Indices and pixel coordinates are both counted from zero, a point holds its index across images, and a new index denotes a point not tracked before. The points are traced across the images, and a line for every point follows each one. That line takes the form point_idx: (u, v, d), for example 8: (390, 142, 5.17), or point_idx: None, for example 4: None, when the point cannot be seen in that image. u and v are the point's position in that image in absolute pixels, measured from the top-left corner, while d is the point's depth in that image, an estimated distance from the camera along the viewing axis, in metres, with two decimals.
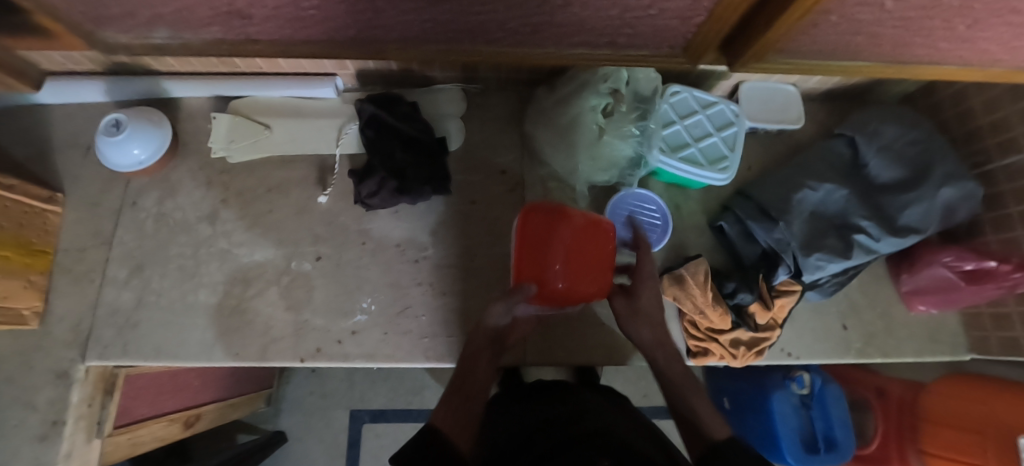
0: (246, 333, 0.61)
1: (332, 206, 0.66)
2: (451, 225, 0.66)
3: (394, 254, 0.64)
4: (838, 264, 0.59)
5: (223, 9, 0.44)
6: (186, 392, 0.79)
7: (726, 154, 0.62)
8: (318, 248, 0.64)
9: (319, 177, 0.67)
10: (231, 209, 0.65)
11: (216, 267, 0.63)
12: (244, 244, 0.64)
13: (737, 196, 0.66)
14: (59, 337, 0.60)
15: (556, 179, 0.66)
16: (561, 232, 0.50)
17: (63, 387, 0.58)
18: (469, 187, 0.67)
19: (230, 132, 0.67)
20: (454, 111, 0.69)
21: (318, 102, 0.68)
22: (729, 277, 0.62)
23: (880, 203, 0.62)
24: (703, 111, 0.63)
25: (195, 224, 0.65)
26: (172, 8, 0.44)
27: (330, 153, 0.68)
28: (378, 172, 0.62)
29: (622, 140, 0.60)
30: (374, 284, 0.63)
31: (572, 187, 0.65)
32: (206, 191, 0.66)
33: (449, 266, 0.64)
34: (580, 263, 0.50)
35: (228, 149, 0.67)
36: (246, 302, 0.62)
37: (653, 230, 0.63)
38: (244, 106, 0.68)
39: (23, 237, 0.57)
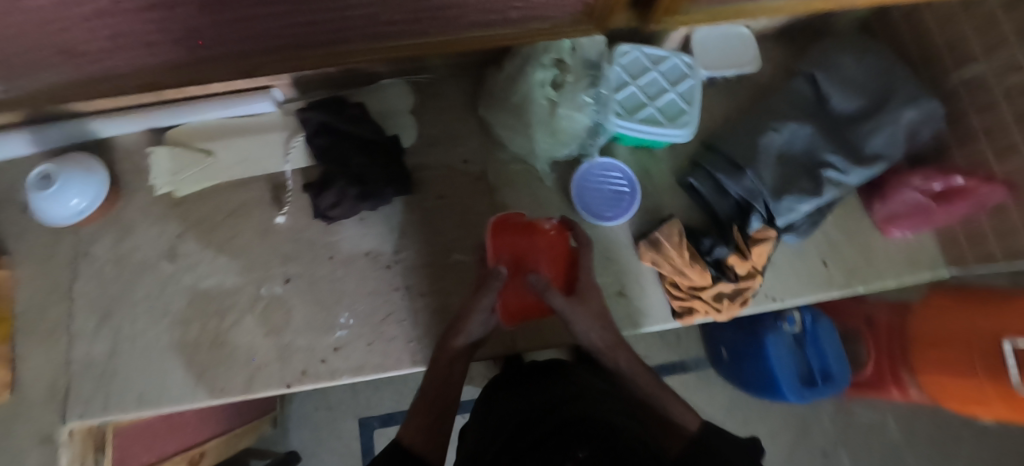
0: (228, 367, 0.59)
1: (291, 224, 0.63)
2: (418, 224, 0.63)
3: (365, 264, 0.62)
4: (810, 203, 0.59)
5: (124, 31, 0.41)
6: (183, 433, 0.78)
7: (685, 109, 0.60)
8: (285, 269, 0.61)
9: (273, 196, 0.63)
10: (187, 244, 0.63)
11: (184, 306, 0.61)
12: (208, 279, 0.62)
13: (704, 149, 0.65)
14: (33, 403, 0.58)
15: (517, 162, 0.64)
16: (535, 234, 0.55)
17: (49, 452, 0.57)
18: (431, 182, 0.64)
19: (171, 165, 0.63)
20: (406, 106, 0.66)
21: (259, 118, 0.65)
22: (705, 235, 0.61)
23: (844, 135, 0.61)
24: (655, 68, 0.61)
25: (153, 264, 0.62)
26: (67, 37, 0.40)
27: (280, 169, 0.64)
28: (332, 181, 0.59)
29: (577, 111, 0.57)
30: (349, 297, 0.61)
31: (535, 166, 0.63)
32: (158, 228, 0.63)
33: (424, 267, 0.62)
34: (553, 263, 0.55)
35: (171, 183, 0.63)
36: (220, 336, 0.60)
37: (622, 200, 0.61)
38: (181, 136, 0.64)
39: None
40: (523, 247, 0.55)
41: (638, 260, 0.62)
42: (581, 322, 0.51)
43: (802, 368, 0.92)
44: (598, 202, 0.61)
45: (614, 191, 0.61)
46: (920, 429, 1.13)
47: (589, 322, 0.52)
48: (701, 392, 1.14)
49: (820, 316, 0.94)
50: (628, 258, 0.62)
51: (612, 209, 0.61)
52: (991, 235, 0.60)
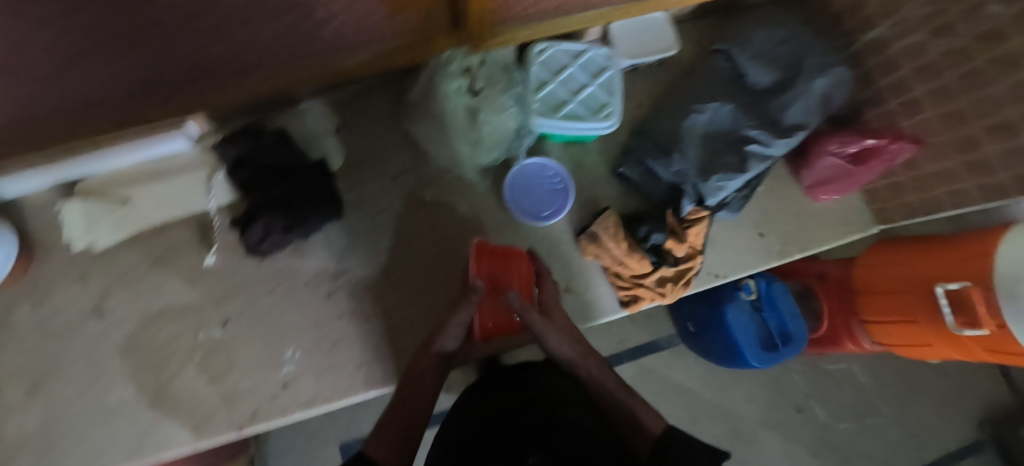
0: (176, 417, 0.57)
1: (222, 263, 0.61)
2: (357, 246, 0.62)
3: (306, 294, 0.60)
4: (738, 180, 0.60)
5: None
6: None
7: (606, 101, 0.60)
8: (222, 311, 0.59)
9: (200, 237, 0.62)
10: (115, 299, 0.60)
11: (120, 364, 0.58)
12: (141, 333, 0.59)
13: (633, 136, 0.65)
14: None
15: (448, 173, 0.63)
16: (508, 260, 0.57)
17: None
18: (365, 202, 0.63)
19: (85, 219, 0.58)
20: (327, 127, 0.63)
21: (176, 159, 0.61)
22: (645, 220, 0.61)
23: (764, 108, 0.63)
24: (573, 63, 0.61)
25: (81, 325, 0.59)
26: None
27: (205, 207, 0.62)
28: (257, 216, 0.57)
29: (500, 114, 0.56)
30: (294, 330, 0.59)
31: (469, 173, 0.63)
32: (82, 286, 0.60)
33: (368, 289, 0.61)
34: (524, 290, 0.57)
35: (89, 237, 0.59)
36: (163, 388, 0.57)
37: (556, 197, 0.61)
38: (92, 187, 0.59)
39: None
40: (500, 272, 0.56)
41: (581, 255, 0.62)
42: (553, 337, 0.54)
43: (763, 332, 0.94)
44: (534, 203, 0.61)
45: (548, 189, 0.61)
46: (884, 375, 1.18)
47: (559, 336, 0.54)
48: (675, 367, 1.16)
49: (774, 281, 0.97)
50: (572, 255, 0.62)
51: (549, 207, 0.61)
52: (909, 188, 0.62)
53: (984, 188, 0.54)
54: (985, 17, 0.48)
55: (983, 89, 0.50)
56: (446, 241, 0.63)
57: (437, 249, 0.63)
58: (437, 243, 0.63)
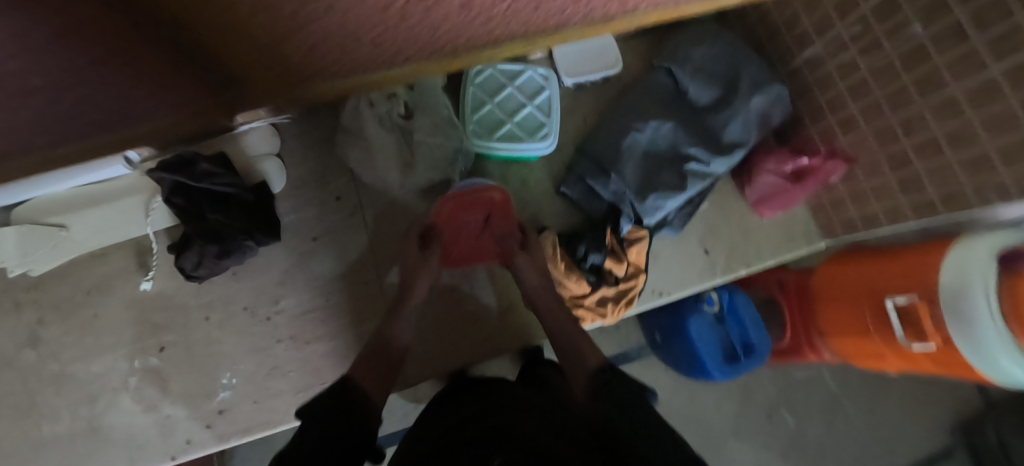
0: (111, 446, 0.57)
1: (160, 289, 0.60)
2: (296, 269, 0.62)
3: (244, 319, 0.60)
4: (676, 198, 0.60)
5: None
6: None
7: (544, 122, 0.60)
8: (159, 338, 0.59)
9: (138, 262, 0.61)
10: (50, 328, 0.59)
11: (54, 394, 0.57)
12: (76, 361, 0.58)
13: (576, 155, 0.65)
14: None
15: (387, 194, 0.63)
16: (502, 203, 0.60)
17: None
18: (304, 226, 0.62)
19: (18, 244, 0.57)
20: (269, 150, 0.62)
21: (112, 182, 0.60)
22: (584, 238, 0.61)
23: (704, 125, 0.63)
24: (512, 84, 0.61)
25: (13, 356, 0.58)
26: None
27: (143, 232, 0.61)
28: (192, 243, 0.57)
29: (433, 136, 0.58)
30: (230, 357, 0.59)
31: (407, 195, 0.63)
32: (16, 315, 0.59)
33: (307, 313, 0.61)
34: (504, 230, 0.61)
35: (24, 263, 0.58)
36: (98, 416, 0.57)
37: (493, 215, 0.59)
38: (26, 213, 0.58)
39: None
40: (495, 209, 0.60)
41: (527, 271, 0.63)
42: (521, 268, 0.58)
43: (726, 344, 0.94)
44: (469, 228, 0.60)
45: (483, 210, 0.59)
46: (857, 385, 1.16)
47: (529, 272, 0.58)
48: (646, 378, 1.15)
49: (736, 292, 0.96)
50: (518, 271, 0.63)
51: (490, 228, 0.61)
52: (850, 202, 0.62)
53: (917, 205, 0.54)
54: (908, 38, 0.48)
55: (908, 108, 0.50)
56: (386, 264, 0.63)
57: (379, 272, 0.62)
58: (378, 266, 0.63)
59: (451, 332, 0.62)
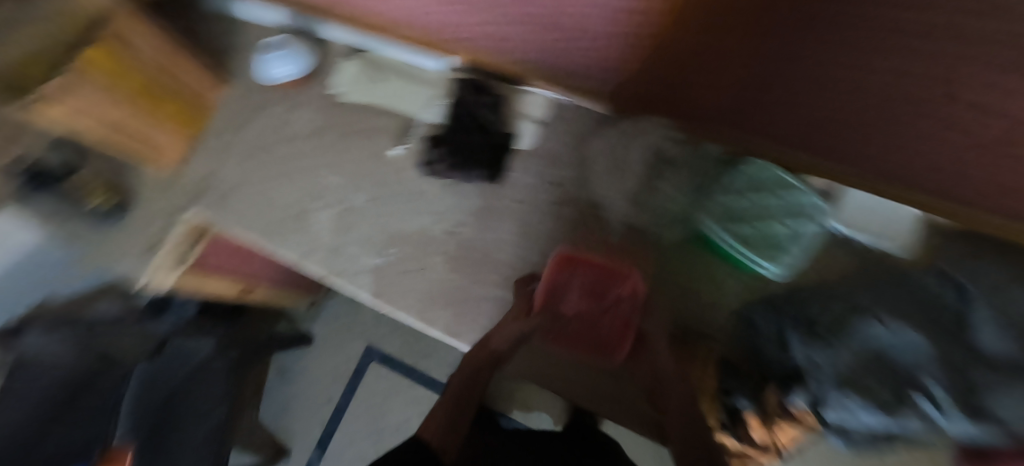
0: (301, 237, 0.72)
1: (400, 158, 0.73)
2: (490, 213, 0.69)
3: (431, 219, 0.70)
4: (876, 418, 0.49)
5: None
6: (251, 264, 0.93)
7: (788, 247, 0.55)
8: (375, 190, 0.72)
9: (399, 132, 0.75)
10: (326, 134, 0.76)
11: (300, 176, 0.75)
12: (324, 166, 0.75)
13: (789, 297, 0.57)
14: (179, 186, 0.78)
15: (592, 207, 0.65)
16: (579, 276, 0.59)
17: (168, 223, 0.76)
18: (517, 187, 0.69)
19: (354, 75, 0.78)
20: (535, 115, 0.71)
21: (422, 71, 0.77)
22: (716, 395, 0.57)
23: (971, 377, 0.46)
24: (780, 196, 0.55)
25: (298, 136, 0.77)
26: None
27: (418, 116, 0.75)
28: (445, 144, 0.70)
29: (672, 189, 0.59)
30: (404, 238, 0.69)
31: (609, 222, 0.64)
32: (316, 113, 0.78)
33: (472, 249, 0.68)
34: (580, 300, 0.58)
35: (345, 88, 0.77)
36: (308, 212, 0.73)
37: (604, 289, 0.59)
38: (372, 59, 0.79)
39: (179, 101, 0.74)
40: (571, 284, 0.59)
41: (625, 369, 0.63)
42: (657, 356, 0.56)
43: None
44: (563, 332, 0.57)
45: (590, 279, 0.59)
46: None
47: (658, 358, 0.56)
48: None
49: None
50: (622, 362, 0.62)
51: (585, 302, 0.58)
52: None
53: None
54: None
55: None
56: (552, 258, 0.66)
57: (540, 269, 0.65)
58: (544, 257, 0.66)
59: (549, 355, 0.67)
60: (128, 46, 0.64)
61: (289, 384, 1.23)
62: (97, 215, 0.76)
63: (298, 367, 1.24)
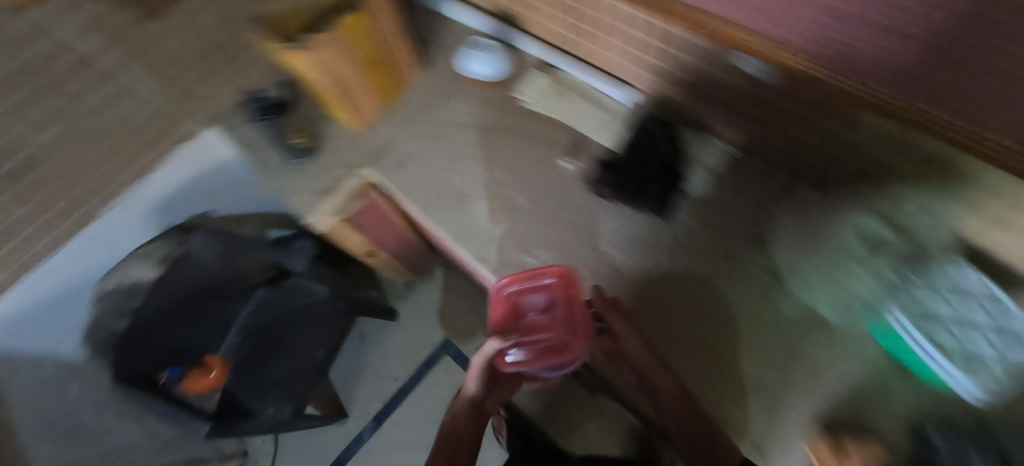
0: (460, 220, 0.77)
1: (570, 171, 0.77)
2: (648, 245, 0.71)
3: (588, 236, 0.73)
4: None
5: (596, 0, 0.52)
6: (386, 232, 1.01)
7: (994, 369, 0.50)
8: (539, 195, 0.76)
9: (572, 148, 0.79)
10: (503, 133, 0.82)
11: (470, 164, 0.80)
12: (495, 161, 0.80)
13: (977, 425, 0.53)
14: (359, 145, 0.86)
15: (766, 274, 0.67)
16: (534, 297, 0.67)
17: (344, 175, 0.84)
18: (681, 229, 0.71)
19: (542, 89, 0.83)
20: (710, 162, 0.72)
21: (607, 99, 0.81)
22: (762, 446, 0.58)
23: None
24: (987, 306, 0.49)
25: (476, 129, 0.83)
26: None
27: (594, 138, 0.79)
28: (619, 170, 0.72)
29: (869, 274, 0.58)
30: (557, 246, 0.72)
31: (792, 299, 0.65)
32: (498, 112, 0.84)
33: (623, 276, 0.71)
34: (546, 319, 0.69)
35: (531, 97, 0.83)
36: (471, 198, 0.78)
37: (549, 300, 0.68)
38: (562, 79, 0.84)
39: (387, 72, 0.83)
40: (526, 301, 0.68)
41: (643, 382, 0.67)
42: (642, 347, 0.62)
43: None
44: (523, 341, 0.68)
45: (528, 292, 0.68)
46: None
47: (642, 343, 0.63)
48: None
49: None
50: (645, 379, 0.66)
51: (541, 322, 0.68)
52: None
53: None
54: None
55: None
56: (705, 308, 0.67)
57: (704, 323, 0.67)
58: (698, 305, 0.67)
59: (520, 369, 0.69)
60: (375, 20, 0.75)
61: (366, 352, 1.28)
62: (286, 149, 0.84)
63: (378, 339, 1.29)
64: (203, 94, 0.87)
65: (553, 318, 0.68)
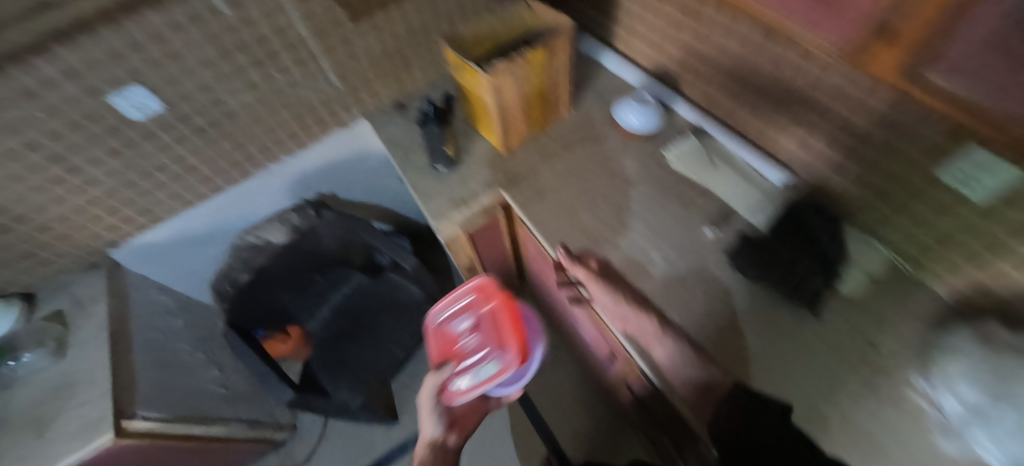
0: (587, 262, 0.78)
1: (710, 240, 0.77)
2: (785, 333, 0.69)
3: (721, 308, 0.72)
4: None
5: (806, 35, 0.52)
6: (495, 251, 1.04)
7: None
8: (673, 257, 0.76)
9: (714, 216, 0.79)
10: (644, 187, 0.84)
11: (606, 209, 0.83)
12: (631, 213, 0.82)
13: None
14: (501, 166, 0.89)
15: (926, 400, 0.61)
16: (467, 305, 0.84)
17: (483, 191, 0.87)
18: (825, 327, 0.68)
19: (689, 150, 0.84)
20: (868, 267, 0.69)
21: (758, 175, 0.80)
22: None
23: None
24: None
25: (617, 176, 0.86)
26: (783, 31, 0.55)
27: (739, 212, 0.78)
28: (769, 250, 0.70)
29: None
30: (687, 310, 0.72)
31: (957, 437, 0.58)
32: (641, 165, 0.86)
33: (756, 357, 0.68)
34: (484, 323, 0.81)
35: (677, 157, 0.85)
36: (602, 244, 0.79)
37: (479, 315, 0.83)
38: (709, 147, 0.85)
39: (546, 108, 0.88)
40: (454, 312, 0.84)
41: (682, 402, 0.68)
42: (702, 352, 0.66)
43: None
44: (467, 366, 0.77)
45: (464, 316, 0.84)
46: None
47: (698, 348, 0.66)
48: None
49: None
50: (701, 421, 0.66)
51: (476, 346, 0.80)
52: None
53: None
54: None
55: None
56: (847, 414, 0.62)
57: (851, 433, 0.61)
58: (847, 419, 0.62)
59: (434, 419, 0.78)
60: (553, 60, 0.80)
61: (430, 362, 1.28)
62: (436, 156, 0.88)
63: None
64: (376, 92, 0.99)
65: (486, 336, 0.81)
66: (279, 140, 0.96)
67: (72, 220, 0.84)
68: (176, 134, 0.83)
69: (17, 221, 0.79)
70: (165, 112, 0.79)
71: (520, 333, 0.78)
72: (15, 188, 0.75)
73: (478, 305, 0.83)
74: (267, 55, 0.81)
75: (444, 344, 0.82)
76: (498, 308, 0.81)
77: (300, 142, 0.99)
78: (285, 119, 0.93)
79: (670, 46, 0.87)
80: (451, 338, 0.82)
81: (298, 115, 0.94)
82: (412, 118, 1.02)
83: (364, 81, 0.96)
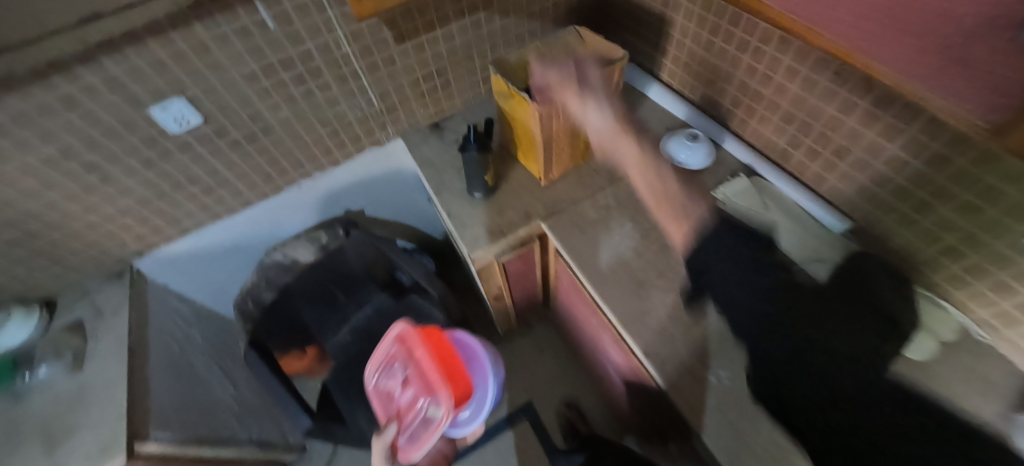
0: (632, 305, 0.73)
1: None
2: None
3: None
4: None
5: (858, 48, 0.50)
6: (526, 280, 1.00)
7: None
8: None
9: None
10: None
11: (652, 248, 0.79)
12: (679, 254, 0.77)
13: None
14: (541, 196, 0.86)
15: None
16: (394, 354, 0.78)
17: (521, 221, 0.84)
18: None
19: (741, 190, 0.81)
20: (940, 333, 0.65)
21: (815, 222, 0.77)
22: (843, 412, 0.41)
23: None
24: None
25: None
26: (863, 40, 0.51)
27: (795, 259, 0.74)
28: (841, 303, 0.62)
29: None
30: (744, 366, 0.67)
31: None
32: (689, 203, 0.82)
33: None
34: (412, 371, 0.74)
35: (729, 196, 0.80)
36: (648, 286, 0.75)
37: (407, 366, 0.75)
38: (762, 187, 0.82)
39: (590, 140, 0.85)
40: (386, 364, 0.79)
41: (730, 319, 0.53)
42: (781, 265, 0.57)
43: None
44: (410, 420, 0.73)
45: (394, 367, 0.77)
46: None
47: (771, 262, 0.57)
48: None
49: None
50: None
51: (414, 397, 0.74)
52: None
53: None
54: None
55: None
56: None
57: None
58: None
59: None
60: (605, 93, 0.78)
61: None
62: (473, 183, 0.85)
63: None
64: (413, 112, 0.97)
65: (418, 385, 0.74)
66: (313, 156, 0.94)
67: (100, 229, 0.82)
68: (211, 147, 0.81)
69: (45, 227, 0.77)
70: (203, 125, 0.77)
71: (448, 381, 0.70)
72: (47, 193, 0.73)
73: (399, 355, 0.77)
74: (310, 71, 0.80)
75: (383, 400, 0.78)
76: (422, 357, 0.73)
77: (333, 159, 0.96)
78: (321, 135, 0.91)
79: (722, 82, 0.84)
80: (388, 392, 0.78)
81: (334, 132, 0.92)
82: (449, 140, 1.00)
83: (403, 101, 0.94)
